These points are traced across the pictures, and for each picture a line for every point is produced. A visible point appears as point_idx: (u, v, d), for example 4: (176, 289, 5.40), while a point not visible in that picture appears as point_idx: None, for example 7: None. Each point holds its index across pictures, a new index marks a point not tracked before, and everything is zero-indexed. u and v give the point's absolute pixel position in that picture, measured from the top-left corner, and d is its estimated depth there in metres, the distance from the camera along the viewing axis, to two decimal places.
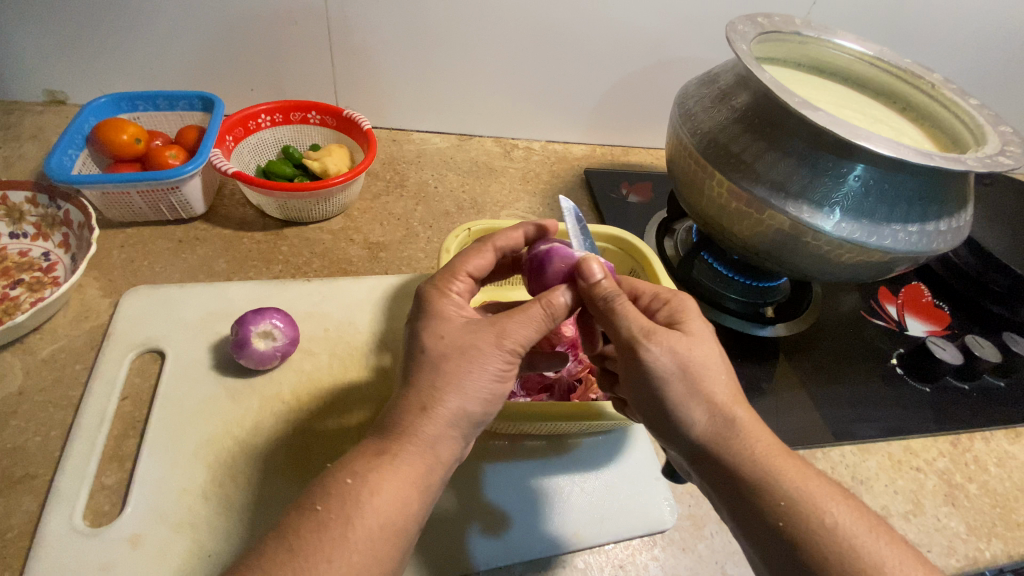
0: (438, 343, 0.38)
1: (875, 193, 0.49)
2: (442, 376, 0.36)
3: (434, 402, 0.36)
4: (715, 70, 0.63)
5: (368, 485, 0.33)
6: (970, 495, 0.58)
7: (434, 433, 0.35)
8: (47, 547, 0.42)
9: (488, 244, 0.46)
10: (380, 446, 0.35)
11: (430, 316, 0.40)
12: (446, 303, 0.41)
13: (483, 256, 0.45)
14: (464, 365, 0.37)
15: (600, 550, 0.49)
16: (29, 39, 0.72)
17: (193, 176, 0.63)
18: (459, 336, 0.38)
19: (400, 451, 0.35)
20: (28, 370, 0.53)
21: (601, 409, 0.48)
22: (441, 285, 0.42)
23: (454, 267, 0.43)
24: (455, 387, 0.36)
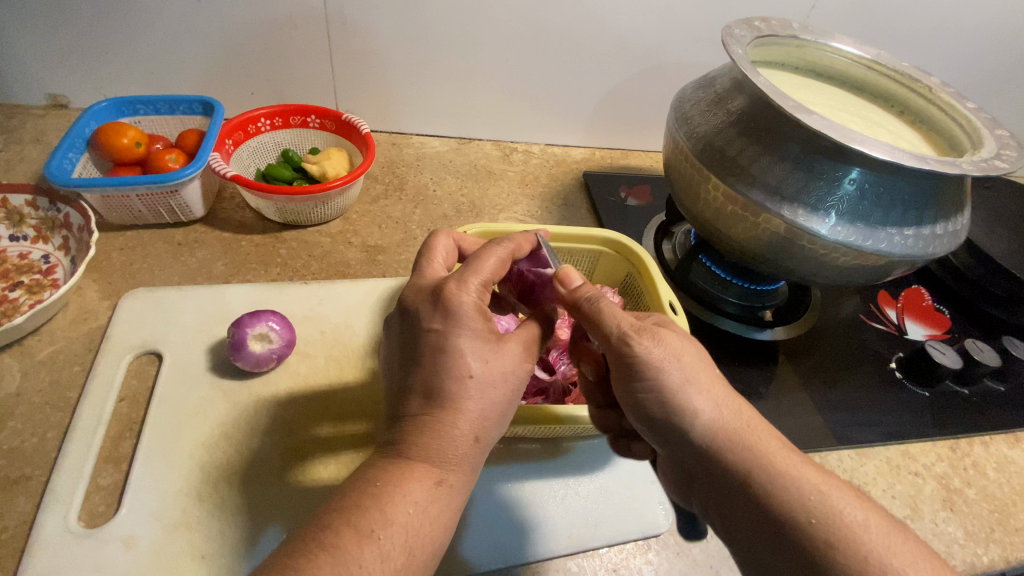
0: (485, 368, 0.38)
1: (870, 197, 0.49)
2: (488, 409, 0.38)
3: (485, 433, 0.38)
4: (711, 74, 0.63)
5: (427, 514, 0.35)
6: (969, 499, 0.58)
7: (477, 462, 0.38)
8: (41, 548, 0.42)
9: (508, 250, 0.44)
10: (438, 474, 0.36)
11: (460, 330, 0.37)
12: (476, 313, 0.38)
13: (498, 260, 0.42)
14: (503, 394, 0.38)
15: (594, 554, 0.49)
16: (32, 44, 0.73)
17: (193, 179, 0.63)
18: (503, 361, 0.38)
19: (456, 481, 0.37)
20: (26, 371, 0.53)
21: (559, 412, 0.47)
22: (476, 295, 0.39)
23: (480, 274, 0.40)
24: (498, 419, 0.39)
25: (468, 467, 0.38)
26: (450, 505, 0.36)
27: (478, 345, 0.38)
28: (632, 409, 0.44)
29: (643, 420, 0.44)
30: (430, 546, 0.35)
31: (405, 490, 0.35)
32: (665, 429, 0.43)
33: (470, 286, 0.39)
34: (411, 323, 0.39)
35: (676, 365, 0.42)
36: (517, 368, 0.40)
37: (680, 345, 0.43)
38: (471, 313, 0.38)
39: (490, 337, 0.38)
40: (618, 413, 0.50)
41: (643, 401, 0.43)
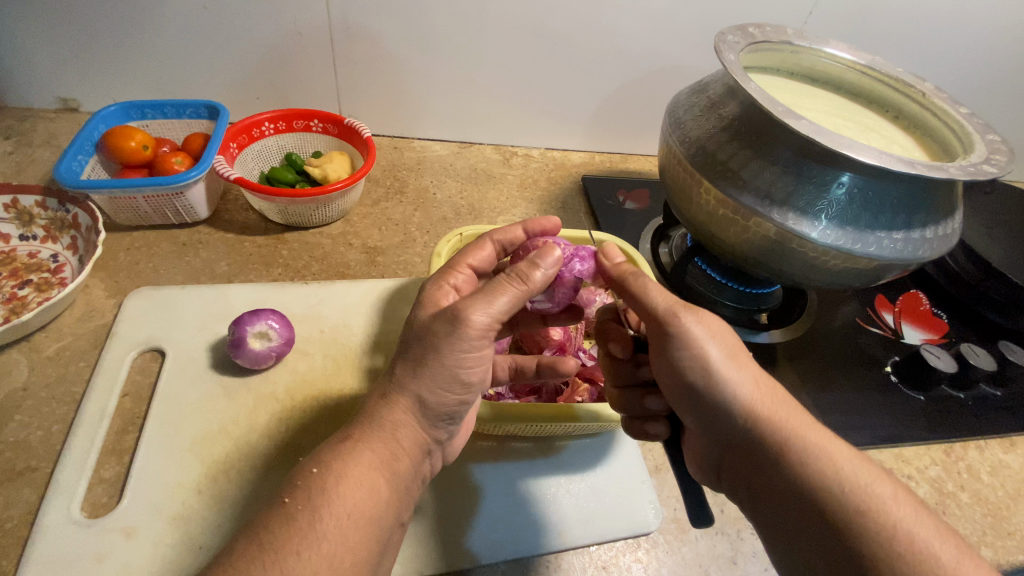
0: (413, 329, 0.42)
1: (859, 201, 0.50)
2: (403, 364, 0.40)
3: (391, 389, 0.40)
4: (705, 79, 0.63)
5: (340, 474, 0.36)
6: (961, 503, 0.58)
7: (394, 418, 0.39)
8: (45, 537, 0.44)
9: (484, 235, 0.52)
10: (344, 435, 0.39)
11: (416, 305, 0.44)
12: (442, 293, 0.45)
13: (482, 249, 0.50)
14: (423, 349, 0.39)
15: (584, 551, 0.49)
16: (45, 49, 0.75)
17: (197, 182, 0.65)
18: (429, 321, 0.41)
19: (362, 438, 0.38)
20: (34, 367, 0.55)
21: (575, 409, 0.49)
22: (440, 271, 0.47)
23: (457, 259, 0.49)
24: (411, 373, 0.39)
25: (382, 424, 0.39)
26: (362, 462, 0.37)
27: (421, 313, 0.43)
28: (672, 386, 0.45)
29: (683, 402, 0.45)
30: (343, 504, 0.35)
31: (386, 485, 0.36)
32: (704, 410, 0.43)
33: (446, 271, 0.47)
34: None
35: (714, 349, 0.42)
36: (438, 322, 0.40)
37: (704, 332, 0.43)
38: (428, 289, 0.45)
39: (432, 307, 0.43)
40: (639, 392, 0.50)
41: (680, 382, 0.44)
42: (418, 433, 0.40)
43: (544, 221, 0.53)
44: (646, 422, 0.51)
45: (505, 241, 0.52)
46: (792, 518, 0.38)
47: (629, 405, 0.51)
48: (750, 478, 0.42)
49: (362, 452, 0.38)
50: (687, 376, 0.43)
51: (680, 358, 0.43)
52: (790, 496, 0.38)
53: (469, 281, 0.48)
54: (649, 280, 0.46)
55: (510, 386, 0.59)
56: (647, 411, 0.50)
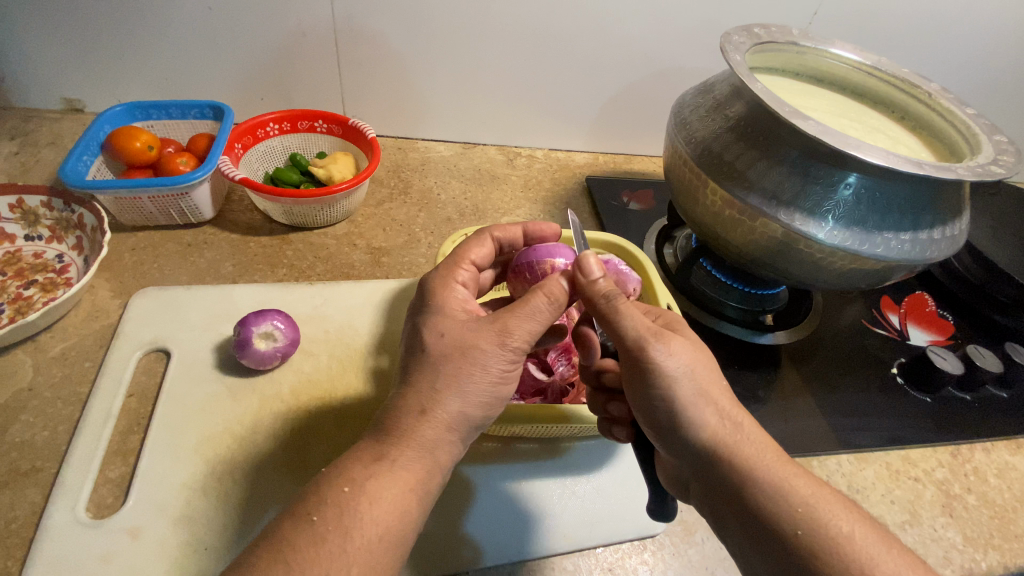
0: (440, 341, 0.40)
1: (866, 202, 0.50)
2: (442, 380, 0.39)
3: (433, 406, 0.38)
4: (711, 79, 0.63)
5: (372, 494, 0.35)
6: (968, 505, 0.57)
7: (434, 437, 0.38)
8: (50, 538, 0.44)
9: (488, 236, 0.51)
10: (379, 451, 0.37)
11: (430, 309, 0.42)
12: (449, 296, 0.43)
13: (483, 247, 0.50)
14: (465, 368, 0.39)
15: (590, 553, 0.49)
16: (51, 50, 0.75)
17: (202, 182, 0.65)
18: (462, 336, 0.40)
19: (399, 457, 0.37)
20: (39, 367, 0.55)
21: (567, 411, 0.48)
22: (454, 274, 0.46)
23: (460, 257, 0.48)
24: (454, 391, 0.38)
25: (420, 442, 0.38)
26: (398, 484, 0.36)
27: (442, 320, 0.41)
28: (644, 417, 0.44)
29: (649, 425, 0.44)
30: (375, 526, 0.34)
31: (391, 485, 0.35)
32: (672, 442, 0.43)
33: (451, 270, 0.46)
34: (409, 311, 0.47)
35: (685, 387, 0.42)
36: (480, 341, 0.40)
37: (689, 352, 0.43)
38: (443, 294, 0.43)
39: (456, 315, 0.42)
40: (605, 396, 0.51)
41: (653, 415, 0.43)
42: (455, 452, 0.40)
43: (543, 227, 0.55)
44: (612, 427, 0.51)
45: (505, 238, 0.53)
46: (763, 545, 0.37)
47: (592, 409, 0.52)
48: (716, 511, 0.41)
49: (399, 472, 0.36)
50: (660, 409, 0.42)
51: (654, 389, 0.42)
52: (754, 530, 0.38)
53: (473, 279, 0.48)
54: (623, 301, 0.44)
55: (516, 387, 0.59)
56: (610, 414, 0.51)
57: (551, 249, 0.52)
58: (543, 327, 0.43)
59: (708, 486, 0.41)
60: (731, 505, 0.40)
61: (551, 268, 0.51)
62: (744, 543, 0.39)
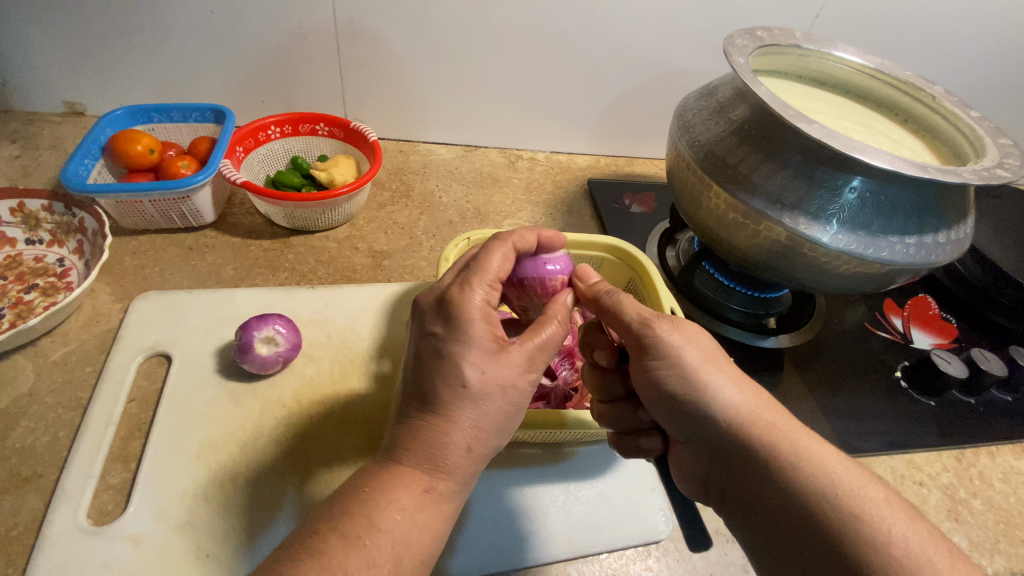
0: (480, 378, 0.38)
1: (871, 205, 0.49)
2: (484, 417, 0.38)
3: (478, 443, 0.38)
4: (714, 83, 0.63)
5: (415, 521, 0.35)
6: (974, 510, 0.57)
7: (469, 471, 0.38)
8: (51, 544, 0.43)
9: (508, 247, 0.45)
10: (427, 481, 0.37)
11: (460, 337, 0.38)
12: (477, 321, 0.39)
13: (502, 257, 0.44)
14: (500, 406, 0.38)
15: (594, 559, 0.49)
16: (51, 53, 0.75)
17: (203, 185, 0.65)
18: (500, 373, 0.38)
19: (443, 490, 0.37)
20: (40, 372, 0.54)
21: (565, 417, 0.48)
22: (479, 296, 0.40)
23: (484, 275, 0.42)
24: (493, 431, 0.39)
25: (458, 477, 0.38)
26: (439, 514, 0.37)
27: (478, 353, 0.38)
28: (653, 401, 0.45)
29: (662, 411, 0.45)
30: (416, 552, 0.35)
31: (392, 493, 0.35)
32: (689, 428, 0.43)
33: (475, 289, 0.41)
34: (416, 324, 0.41)
35: (691, 354, 0.43)
36: (518, 381, 0.39)
37: (699, 331, 0.45)
38: (474, 321, 0.39)
39: (489, 346, 0.39)
40: (632, 405, 0.49)
41: (660, 392, 0.44)
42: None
43: (555, 234, 0.50)
44: (639, 438, 0.49)
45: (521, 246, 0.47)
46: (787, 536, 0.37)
47: (622, 420, 0.49)
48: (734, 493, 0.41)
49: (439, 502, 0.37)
50: (667, 384, 0.43)
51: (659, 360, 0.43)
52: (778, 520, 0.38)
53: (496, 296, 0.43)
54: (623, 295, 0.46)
55: None
56: (638, 424, 0.49)
57: (557, 258, 0.50)
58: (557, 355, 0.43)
59: (721, 457, 0.42)
60: (743, 472, 0.40)
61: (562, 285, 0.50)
62: (757, 511, 0.39)
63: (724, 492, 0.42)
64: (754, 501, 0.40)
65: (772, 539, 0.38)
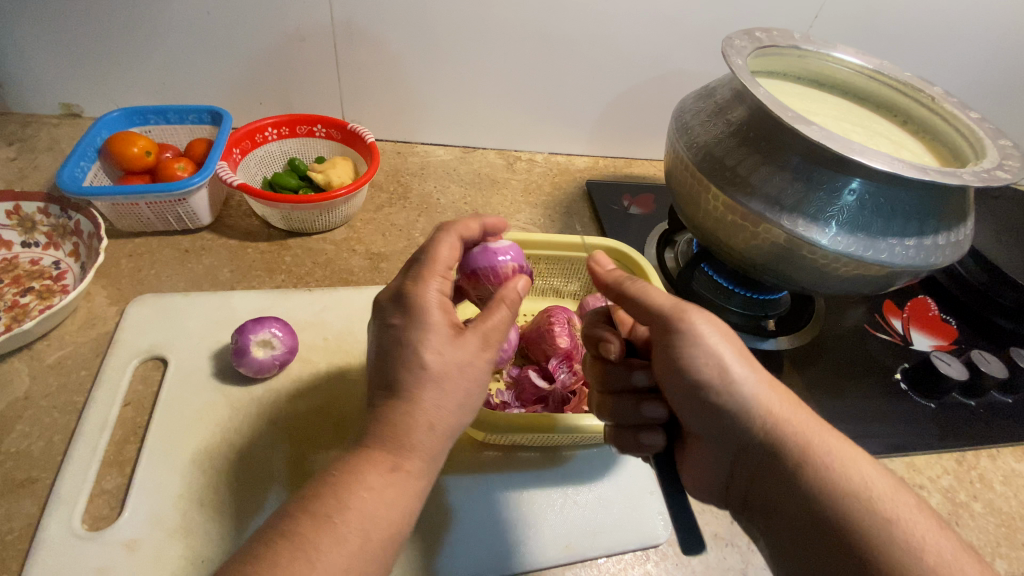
0: (436, 359, 0.38)
1: (871, 207, 0.49)
2: (444, 393, 0.38)
3: (440, 419, 0.37)
4: (712, 84, 0.63)
5: (382, 498, 0.35)
6: (974, 513, 0.57)
7: (436, 446, 0.38)
8: (46, 549, 0.43)
9: (451, 236, 0.46)
10: (391, 461, 0.36)
11: (416, 325, 0.39)
12: (432, 309, 0.39)
13: (450, 247, 0.45)
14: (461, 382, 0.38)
15: (593, 564, 0.49)
16: (47, 55, 0.75)
17: (199, 188, 0.65)
18: (458, 353, 0.38)
19: (410, 467, 0.36)
20: (36, 376, 0.54)
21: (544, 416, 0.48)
22: (432, 286, 0.41)
23: (434, 266, 0.42)
24: (456, 403, 0.38)
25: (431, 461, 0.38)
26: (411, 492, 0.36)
27: (435, 337, 0.38)
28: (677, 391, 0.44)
29: (687, 402, 0.43)
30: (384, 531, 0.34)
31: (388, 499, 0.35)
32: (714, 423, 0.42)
33: (427, 280, 0.41)
34: (376, 319, 0.42)
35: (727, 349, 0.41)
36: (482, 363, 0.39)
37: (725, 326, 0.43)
38: (428, 309, 0.39)
39: (442, 328, 0.39)
40: (636, 399, 0.48)
41: (689, 383, 0.42)
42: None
43: (495, 219, 0.51)
44: (639, 432, 0.47)
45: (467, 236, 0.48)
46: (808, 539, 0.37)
47: (623, 413, 0.48)
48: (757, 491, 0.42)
49: (407, 478, 0.36)
50: (694, 383, 0.42)
51: (686, 363, 0.42)
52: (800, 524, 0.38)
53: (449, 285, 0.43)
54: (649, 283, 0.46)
55: (516, 394, 0.59)
56: (640, 418, 0.48)
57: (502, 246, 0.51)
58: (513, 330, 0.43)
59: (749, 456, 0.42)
60: (766, 476, 0.40)
61: (513, 268, 0.51)
62: (777, 513, 0.40)
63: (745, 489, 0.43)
64: (774, 503, 0.40)
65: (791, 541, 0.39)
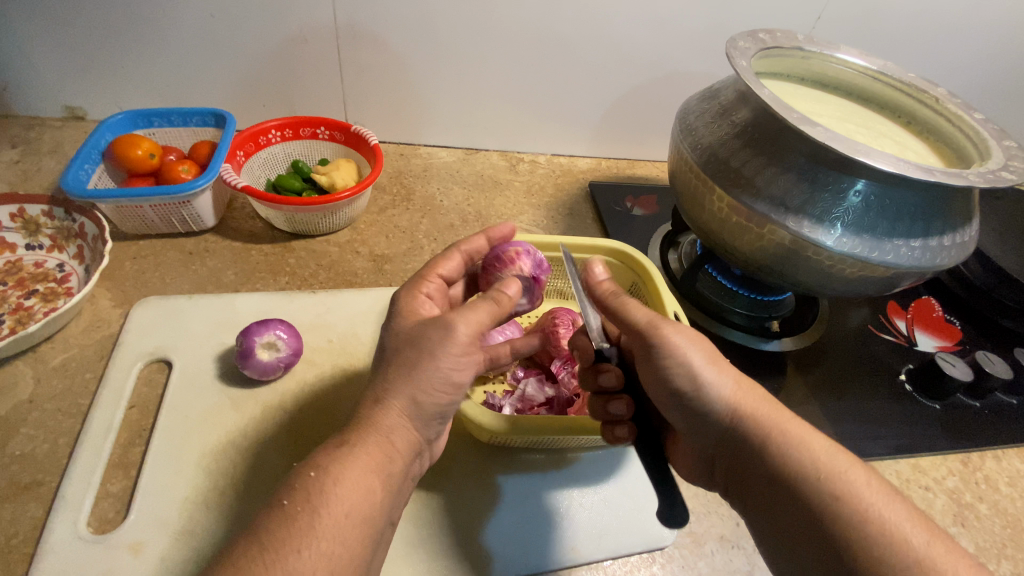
0: (398, 337, 0.41)
1: (876, 208, 0.49)
2: (395, 369, 0.39)
3: (386, 394, 0.39)
4: (716, 85, 0.63)
5: (358, 485, 0.35)
6: (980, 515, 0.57)
7: (390, 422, 0.38)
8: (50, 552, 0.43)
9: (456, 250, 0.51)
10: (341, 438, 0.37)
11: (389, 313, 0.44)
12: (416, 302, 0.45)
13: (454, 262, 0.50)
14: (415, 355, 0.39)
15: (598, 566, 0.49)
16: (52, 58, 0.75)
17: (204, 191, 0.65)
18: (416, 328, 0.41)
19: (357, 441, 0.37)
20: (40, 378, 0.54)
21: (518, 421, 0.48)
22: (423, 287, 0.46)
23: (428, 271, 0.48)
24: (406, 377, 0.39)
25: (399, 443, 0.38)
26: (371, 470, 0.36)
27: (401, 320, 0.43)
28: (658, 390, 0.45)
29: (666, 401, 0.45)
30: (349, 514, 0.34)
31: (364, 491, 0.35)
32: (694, 419, 0.43)
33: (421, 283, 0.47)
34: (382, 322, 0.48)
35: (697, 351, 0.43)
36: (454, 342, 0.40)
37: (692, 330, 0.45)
38: (402, 299, 0.45)
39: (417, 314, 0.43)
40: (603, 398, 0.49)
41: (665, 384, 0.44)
42: (412, 440, 0.40)
43: (500, 230, 0.55)
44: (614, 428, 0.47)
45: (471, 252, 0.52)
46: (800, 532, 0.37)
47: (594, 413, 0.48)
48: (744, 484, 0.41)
49: (359, 454, 0.36)
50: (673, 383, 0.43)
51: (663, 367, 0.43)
52: (790, 517, 0.37)
53: (442, 290, 0.48)
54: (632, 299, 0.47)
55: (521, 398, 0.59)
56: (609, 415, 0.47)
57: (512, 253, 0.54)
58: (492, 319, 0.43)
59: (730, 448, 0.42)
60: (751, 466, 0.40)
61: (518, 254, 0.54)
62: (768, 506, 0.39)
63: (734, 488, 0.43)
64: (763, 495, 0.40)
65: (778, 539, 0.38)
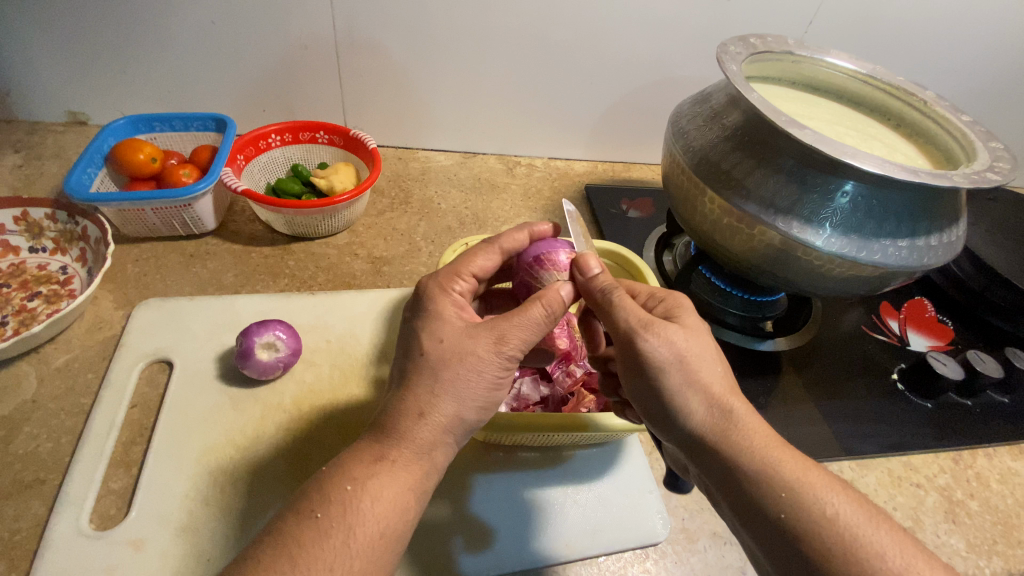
0: (438, 346, 0.40)
1: (863, 210, 0.50)
2: (418, 375, 0.39)
3: (431, 408, 0.38)
4: (707, 89, 0.64)
5: (389, 498, 0.36)
6: (971, 512, 0.58)
7: (431, 440, 0.38)
8: (55, 550, 0.44)
9: (492, 247, 0.49)
10: (378, 451, 0.37)
11: (424, 313, 0.42)
12: (446, 305, 0.42)
13: (484, 258, 0.48)
14: (453, 371, 0.39)
15: (592, 562, 0.49)
16: (55, 64, 0.76)
17: (204, 194, 0.66)
18: (461, 342, 0.40)
19: (397, 457, 0.37)
20: (43, 378, 0.55)
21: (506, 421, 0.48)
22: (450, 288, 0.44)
23: (456, 269, 0.46)
24: (430, 385, 0.39)
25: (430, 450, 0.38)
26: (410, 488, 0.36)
27: (442, 325, 0.41)
28: (641, 400, 0.43)
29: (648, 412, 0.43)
30: (381, 528, 0.35)
31: (376, 494, 0.35)
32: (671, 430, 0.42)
33: (449, 284, 0.44)
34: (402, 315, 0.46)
35: (690, 353, 0.42)
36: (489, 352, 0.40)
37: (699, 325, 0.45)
38: (439, 300, 0.43)
39: (454, 321, 0.41)
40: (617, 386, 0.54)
41: (649, 393, 0.42)
42: (452, 455, 0.40)
43: (541, 228, 0.53)
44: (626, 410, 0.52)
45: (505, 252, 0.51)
46: (779, 545, 0.36)
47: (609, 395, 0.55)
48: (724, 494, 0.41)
49: (373, 456, 0.37)
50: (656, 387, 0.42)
51: (649, 374, 0.42)
52: (768, 528, 0.37)
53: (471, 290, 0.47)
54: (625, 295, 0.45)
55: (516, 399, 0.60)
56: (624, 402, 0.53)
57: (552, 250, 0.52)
58: (539, 338, 0.43)
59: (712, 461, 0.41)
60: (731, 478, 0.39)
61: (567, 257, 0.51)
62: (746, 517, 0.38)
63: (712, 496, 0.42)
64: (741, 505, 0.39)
65: (753, 540, 0.38)
